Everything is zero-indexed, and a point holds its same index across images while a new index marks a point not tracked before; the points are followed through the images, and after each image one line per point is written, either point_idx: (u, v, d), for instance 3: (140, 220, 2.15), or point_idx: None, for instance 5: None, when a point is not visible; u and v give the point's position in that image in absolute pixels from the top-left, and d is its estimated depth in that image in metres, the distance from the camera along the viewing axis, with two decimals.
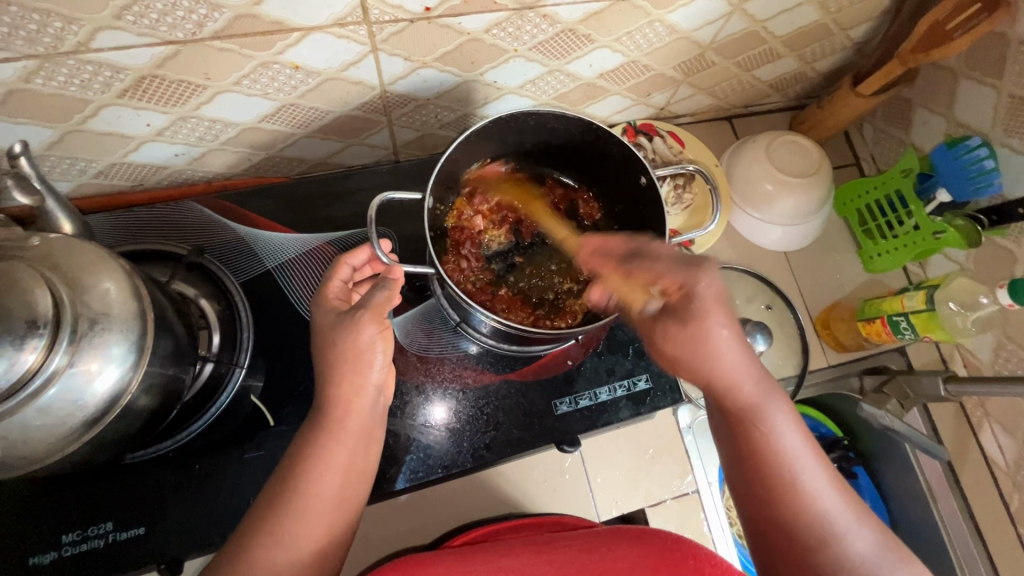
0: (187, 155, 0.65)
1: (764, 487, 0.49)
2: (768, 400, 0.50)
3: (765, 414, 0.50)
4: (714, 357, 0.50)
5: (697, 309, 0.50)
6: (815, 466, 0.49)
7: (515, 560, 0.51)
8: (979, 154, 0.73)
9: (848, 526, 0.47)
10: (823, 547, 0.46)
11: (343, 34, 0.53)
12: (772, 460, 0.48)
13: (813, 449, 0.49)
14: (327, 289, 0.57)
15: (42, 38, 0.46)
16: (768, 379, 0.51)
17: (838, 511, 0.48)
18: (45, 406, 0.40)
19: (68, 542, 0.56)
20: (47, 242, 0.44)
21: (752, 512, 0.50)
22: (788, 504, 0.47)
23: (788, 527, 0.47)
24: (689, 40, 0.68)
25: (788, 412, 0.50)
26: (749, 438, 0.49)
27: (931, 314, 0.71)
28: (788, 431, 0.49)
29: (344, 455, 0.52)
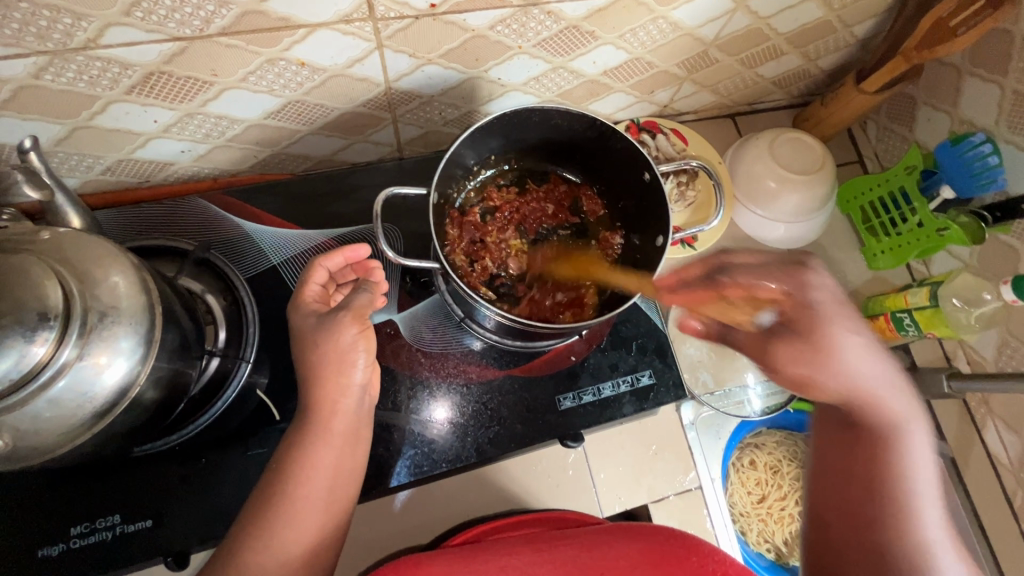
0: (193, 151, 0.66)
1: (875, 496, 0.49)
2: (910, 422, 0.51)
3: (903, 433, 0.50)
4: (854, 366, 0.52)
5: (815, 320, 0.53)
6: (931, 497, 0.49)
7: (517, 559, 0.52)
8: (983, 150, 0.73)
9: (949, 561, 0.47)
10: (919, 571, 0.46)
11: (349, 31, 0.53)
12: (891, 473, 0.49)
13: (936, 483, 0.50)
14: (304, 291, 0.57)
15: (51, 35, 0.46)
16: (914, 405, 0.52)
17: (942, 545, 0.47)
18: (56, 398, 0.41)
19: (77, 534, 0.56)
20: (56, 236, 0.45)
21: (852, 526, 0.50)
22: (894, 519, 0.48)
23: (886, 540, 0.48)
24: (692, 37, 0.68)
25: (924, 440, 0.51)
26: (870, 449, 0.50)
27: (935, 311, 0.71)
28: (919, 455, 0.50)
29: (331, 456, 0.52)
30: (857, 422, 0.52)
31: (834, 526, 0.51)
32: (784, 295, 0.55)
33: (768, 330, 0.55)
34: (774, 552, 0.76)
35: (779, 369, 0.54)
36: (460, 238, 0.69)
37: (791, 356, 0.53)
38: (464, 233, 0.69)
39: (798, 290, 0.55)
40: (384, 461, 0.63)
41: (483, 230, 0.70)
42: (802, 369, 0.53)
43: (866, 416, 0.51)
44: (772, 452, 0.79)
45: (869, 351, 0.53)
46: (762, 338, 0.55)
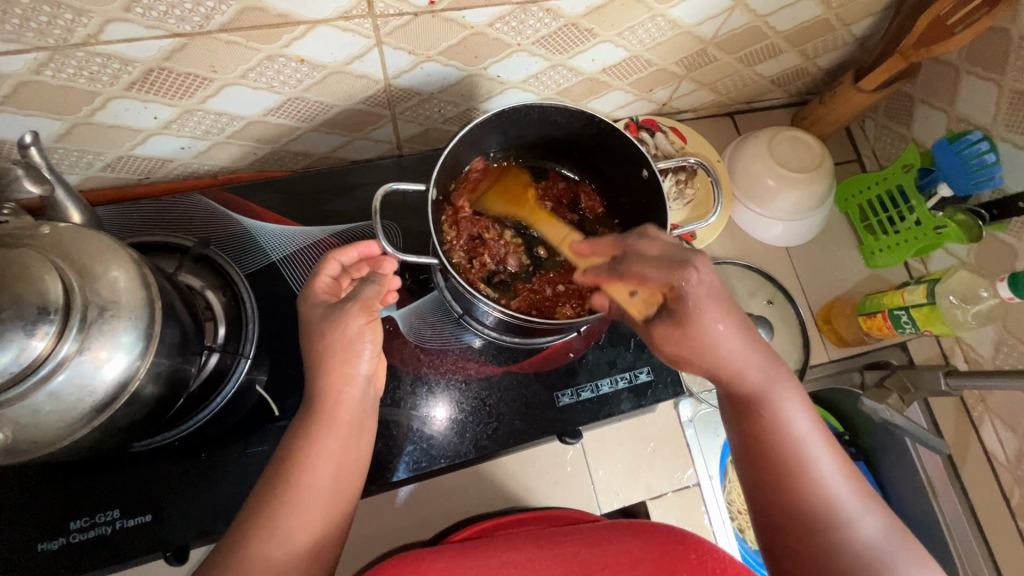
0: (193, 148, 0.66)
1: (773, 471, 0.50)
2: (778, 388, 0.51)
3: (772, 399, 0.51)
4: (724, 346, 0.51)
5: (691, 309, 0.50)
6: (823, 450, 0.50)
7: (517, 555, 0.52)
8: (979, 149, 0.72)
9: (855, 510, 0.48)
10: (828, 532, 0.48)
11: (348, 28, 0.53)
12: (780, 444, 0.50)
13: (820, 435, 0.51)
14: (315, 282, 0.57)
15: (51, 30, 0.46)
16: (778, 365, 0.52)
17: (844, 495, 0.49)
18: (55, 392, 0.41)
19: (77, 528, 0.56)
20: (56, 231, 0.45)
21: (761, 503, 0.51)
22: (798, 488, 0.49)
23: (797, 511, 0.49)
24: (691, 35, 0.68)
25: (797, 397, 0.51)
26: (757, 423, 0.51)
27: (932, 308, 0.72)
28: (797, 417, 0.51)
29: (336, 445, 0.52)
30: (736, 400, 0.52)
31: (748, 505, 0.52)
32: (666, 287, 0.51)
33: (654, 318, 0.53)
34: None
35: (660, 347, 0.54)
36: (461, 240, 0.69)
37: (665, 340, 0.53)
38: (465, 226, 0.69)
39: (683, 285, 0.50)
40: (382, 456, 0.63)
41: (484, 224, 0.70)
42: (674, 350, 0.53)
43: (737, 392, 0.52)
44: None
45: (733, 322, 0.51)
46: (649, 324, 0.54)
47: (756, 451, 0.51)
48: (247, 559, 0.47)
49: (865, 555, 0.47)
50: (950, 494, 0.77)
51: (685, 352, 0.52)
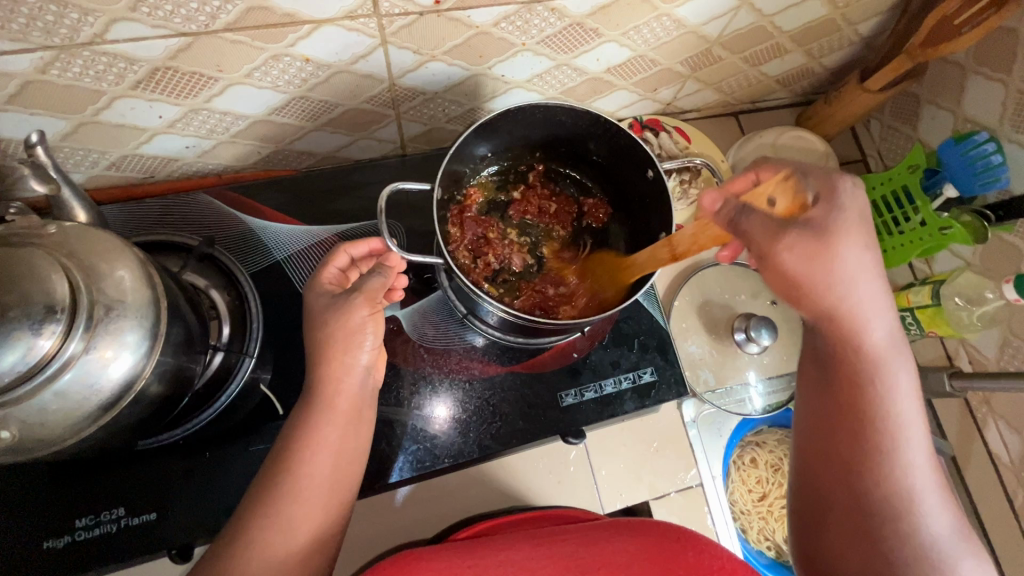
0: (198, 147, 0.66)
1: (855, 435, 0.47)
2: (892, 360, 0.47)
3: (884, 369, 0.46)
4: (859, 295, 0.45)
5: (837, 227, 0.44)
6: (918, 434, 0.46)
7: (515, 554, 0.52)
8: (987, 150, 0.71)
9: (932, 503, 0.45)
10: (897, 514, 0.45)
11: (353, 27, 0.53)
12: (875, 414, 0.46)
13: (921, 418, 0.47)
14: (322, 273, 0.57)
15: (58, 30, 0.46)
16: (898, 336, 0.47)
17: (925, 486, 0.46)
18: (62, 390, 0.41)
19: (82, 527, 0.57)
20: (62, 231, 0.45)
21: (835, 466, 0.48)
22: (877, 462, 0.46)
23: (867, 481, 0.46)
24: (696, 34, 0.68)
25: (910, 375, 0.47)
26: (856, 388, 0.47)
27: (937, 309, 0.72)
28: (904, 394, 0.46)
29: (334, 436, 0.52)
30: (838, 359, 0.48)
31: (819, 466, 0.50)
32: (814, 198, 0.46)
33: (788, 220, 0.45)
34: (774, 550, 0.76)
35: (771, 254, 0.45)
36: (463, 234, 0.69)
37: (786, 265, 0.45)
38: (466, 225, 0.69)
39: (835, 203, 0.45)
40: (385, 455, 0.64)
41: (485, 224, 0.70)
42: (801, 271, 0.45)
43: (847, 351, 0.47)
44: (773, 450, 0.80)
45: (869, 271, 0.46)
46: (777, 230, 0.44)
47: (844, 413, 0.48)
48: (251, 556, 0.47)
49: (932, 549, 0.44)
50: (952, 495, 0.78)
51: (815, 287, 0.45)
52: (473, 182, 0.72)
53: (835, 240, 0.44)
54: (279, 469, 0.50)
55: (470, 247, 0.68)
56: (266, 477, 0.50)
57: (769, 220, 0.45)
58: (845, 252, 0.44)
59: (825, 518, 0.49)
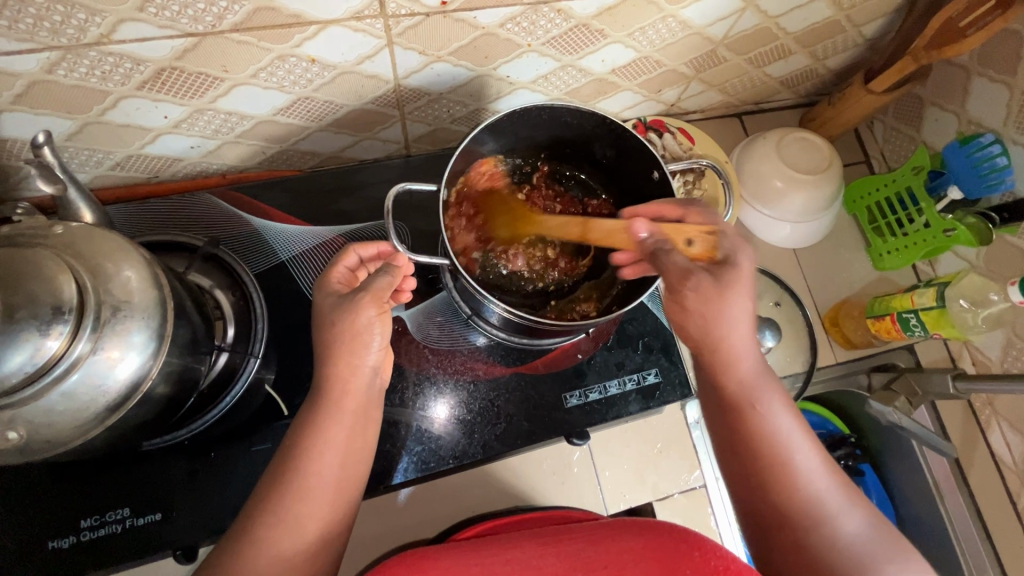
0: (203, 147, 0.66)
1: (757, 465, 0.51)
2: (765, 389, 0.53)
3: (760, 400, 0.52)
4: (736, 331, 0.52)
5: (731, 273, 0.52)
6: (807, 449, 0.51)
7: (520, 552, 0.52)
8: (991, 151, 0.73)
9: (839, 507, 0.50)
10: (813, 527, 0.49)
11: (359, 28, 0.53)
12: (766, 442, 0.51)
13: (808, 436, 0.52)
14: (330, 273, 0.58)
15: (65, 30, 0.46)
16: (765, 366, 0.54)
17: (830, 493, 0.50)
18: (69, 391, 0.41)
19: (87, 527, 0.57)
20: (68, 231, 0.45)
21: (747, 493, 0.53)
22: (783, 482, 0.50)
23: (778, 506, 0.50)
24: (701, 35, 0.68)
25: (783, 399, 0.53)
26: (743, 418, 0.52)
27: (942, 311, 0.72)
28: (783, 416, 0.52)
29: (343, 433, 0.52)
30: (725, 395, 0.54)
31: (734, 495, 0.54)
32: (725, 252, 0.53)
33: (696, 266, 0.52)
34: None
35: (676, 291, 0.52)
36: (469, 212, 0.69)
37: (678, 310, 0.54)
38: (469, 206, 0.69)
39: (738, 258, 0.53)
40: (390, 456, 0.64)
41: (490, 210, 0.70)
42: (698, 312, 0.52)
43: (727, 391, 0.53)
44: None
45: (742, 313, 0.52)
46: (684, 275, 0.52)
47: (740, 448, 0.52)
48: (257, 554, 0.47)
49: (848, 550, 0.48)
50: (955, 499, 0.77)
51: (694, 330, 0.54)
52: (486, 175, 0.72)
53: (726, 287, 0.51)
54: (285, 469, 0.50)
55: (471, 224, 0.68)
56: (272, 477, 0.50)
57: (686, 263, 0.52)
58: (736, 297, 0.52)
59: (755, 540, 0.52)
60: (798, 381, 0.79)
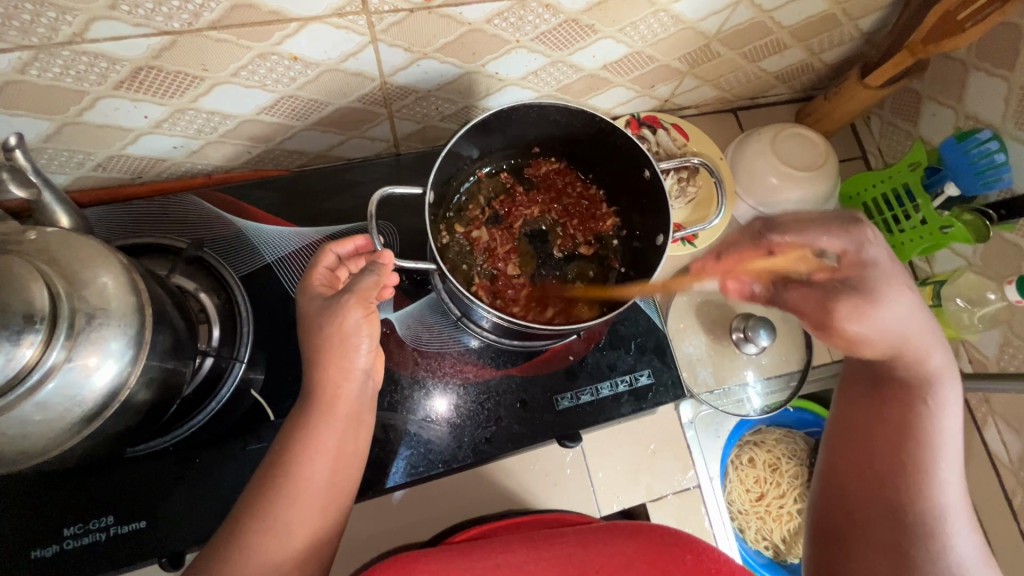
0: (186, 147, 0.64)
1: (894, 446, 0.50)
2: (943, 382, 0.51)
3: (929, 389, 0.50)
4: (896, 315, 0.50)
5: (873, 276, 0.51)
6: (954, 457, 0.49)
7: (512, 556, 0.51)
8: (989, 148, 0.71)
9: (959, 524, 0.47)
10: (930, 536, 0.47)
11: (342, 24, 0.52)
12: (926, 428, 0.49)
13: (960, 446, 0.50)
14: (311, 275, 0.56)
15: (36, 29, 0.45)
16: (949, 359, 0.52)
17: (956, 504, 0.48)
18: (43, 402, 0.40)
19: (70, 535, 0.56)
20: (43, 236, 0.44)
21: (867, 466, 0.51)
22: (912, 468, 0.49)
23: (899, 490, 0.49)
24: (694, 30, 0.67)
25: (956, 402, 0.51)
26: (907, 401, 0.50)
27: (939, 310, 0.73)
28: (949, 415, 0.50)
29: (334, 438, 0.51)
30: (890, 369, 0.52)
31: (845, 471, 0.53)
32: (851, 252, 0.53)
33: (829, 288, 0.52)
34: (772, 550, 0.76)
35: (831, 328, 0.52)
36: (473, 205, 0.71)
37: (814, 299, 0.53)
38: (484, 196, 0.72)
39: (860, 248, 0.53)
40: (379, 461, 0.63)
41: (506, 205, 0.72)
42: (824, 312, 0.52)
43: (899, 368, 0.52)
44: (771, 449, 0.80)
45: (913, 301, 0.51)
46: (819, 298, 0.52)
47: (888, 426, 0.51)
48: (249, 555, 0.46)
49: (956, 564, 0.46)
50: None
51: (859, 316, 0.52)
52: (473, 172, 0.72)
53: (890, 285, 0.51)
54: (275, 471, 0.49)
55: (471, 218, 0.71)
56: (262, 479, 0.49)
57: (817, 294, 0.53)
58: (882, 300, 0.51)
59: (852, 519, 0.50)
60: (794, 380, 0.76)
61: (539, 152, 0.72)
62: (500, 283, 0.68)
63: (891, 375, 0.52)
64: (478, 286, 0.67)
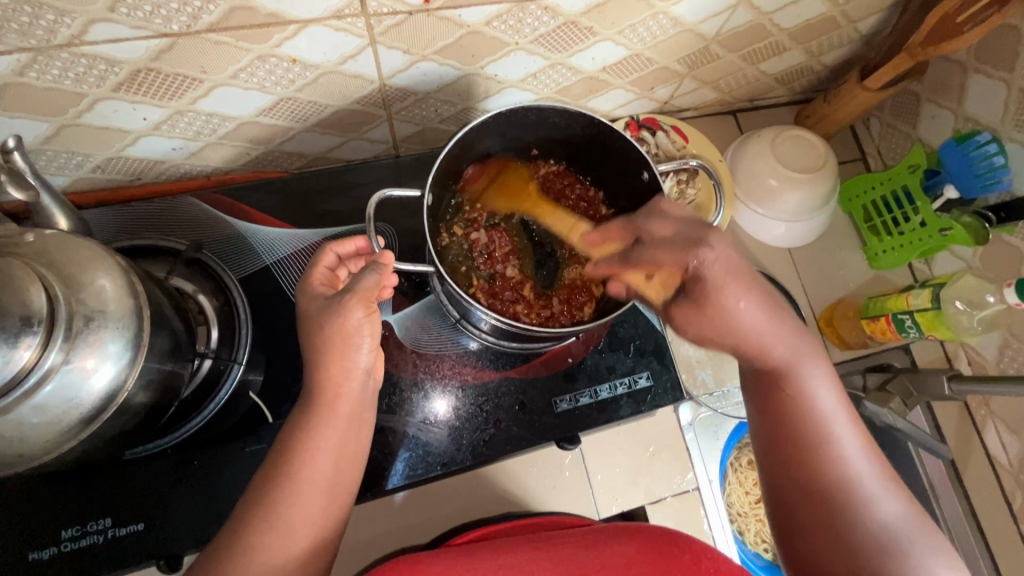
0: (185, 149, 0.64)
1: (790, 443, 0.50)
2: (806, 364, 0.50)
3: (801, 372, 0.50)
4: (747, 315, 0.48)
5: (708, 288, 0.48)
6: (847, 427, 0.49)
7: (514, 558, 0.51)
8: (988, 150, 0.71)
9: (877, 492, 0.48)
10: (850, 514, 0.47)
11: (341, 27, 0.52)
12: (808, 417, 0.49)
13: (845, 414, 0.50)
14: (311, 274, 0.56)
15: (34, 31, 0.45)
16: (804, 335, 0.51)
17: (866, 473, 0.48)
18: (41, 404, 0.40)
19: (68, 537, 0.56)
20: (41, 239, 0.44)
21: (775, 469, 0.51)
22: (813, 459, 0.49)
23: (813, 487, 0.48)
24: (694, 32, 0.67)
25: (825, 372, 0.50)
26: (783, 395, 0.50)
27: (937, 313, 0.70)
28: (823, 390, 0.50)
29: (336, 437, 0.51)
30: (758, 368, 0.51)
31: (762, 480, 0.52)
32: (679, 269, 0.49)
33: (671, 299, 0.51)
34: (771, 553, 0.75)
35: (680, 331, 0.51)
36: (474, 207, 0.71)
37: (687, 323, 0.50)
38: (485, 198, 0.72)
39: (696, 264, 0.48)
40: (378, 463, 0.63)
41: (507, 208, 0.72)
42: (697, 331, 0.50)
43: (765, 366, 0.50)
44: None
45: (749, 295, 0.48)
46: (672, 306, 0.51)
47: (779, 426, 0.50)
48: (249, 557, 0.46)
49: (884, 536, 0.46)
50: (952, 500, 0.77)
51: (712, 331, 0.49)
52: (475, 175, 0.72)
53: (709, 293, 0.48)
54: (275, 473, 0.49)
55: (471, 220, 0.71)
56: (262, 482, 0.49)
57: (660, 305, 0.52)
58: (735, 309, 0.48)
59: (781, 526, 0.51)
60: None
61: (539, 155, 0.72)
62: (499, 286, 0.68)
63: (765, 372, 0.51)
64: (478, 289, 0.68)
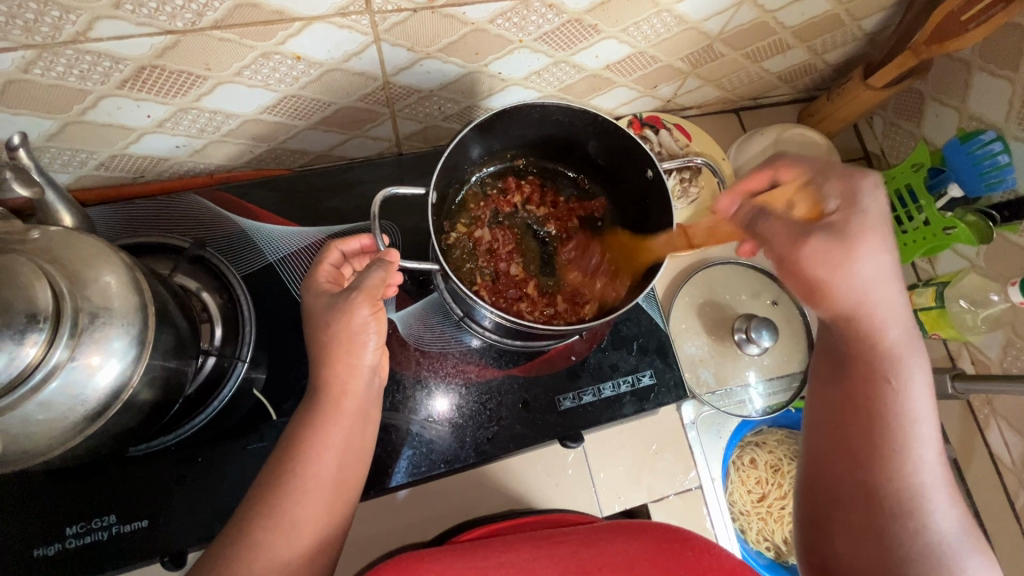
0: (189, 147, 0.64)
1: (866, 434, 0.48)
2: (908, 357, 0.48)
3: (903, 363, 0.47)
4: (871, 276, 0.46)
5: (854, 226, 0.46)
6: (931, 431, 0.47)
7: (516, 555, 0.51)
8: (993, 149, 0.71)
9: (939, 501, 0.46)
10: (906, 518, 0.45)
11: (345, 24, 0.52)
12: (895, 411, 0.47)
13: (935, 419, 0.47)
14: (316, 271, 0.56)
15: (39, 28, 0.45)
16: (912, 329, 0.49)
17: (933, 481, 0.46)
18: (46, 401, 0.40)
19: (72, 534, 0.56)
20: (46, 236, 0.44)
21: (840, 458, 0.49)
22: (885, 456, 0.46)
23: (876, 484, 0.47)
24: (697, 30, 0.67)
25: (924, 373, 0.48)
26: (873, 386, 0.48)
27: (941, 312, 0.72)
28: (921, 389, 0.47)
29: (341, 435, 0.51)
30: (853, 352, 0.49)
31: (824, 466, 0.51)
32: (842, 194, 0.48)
33: (812, 225, 0.47)
34: (773, 551, 0.76)
35: (800, 264, 0.47)
36: (476, 206, 0.71)
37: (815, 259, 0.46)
38: (488, 197, 0.72)
39: (857, 192, 0.47)
40: (381, 460, 0.63)
41: (510, 207, 0.72)
42: (821, 272, 0.46)
43: (864, 350, 0.48)
44: (773, 450, 0.79)
45: (888, 258, 0.46)
46: (801, 235, 0.47)
47: (860, 415, 0.48)
48: (255, 553, 0.46)
49: (941, 547, 0.45)
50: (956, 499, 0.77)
51: (838, 284, 0.46)
52: (479, 174, 0.72)
53: (858, 231, 0.46)
54: (280, 470, 0.49)
55: (474, 219, 0.71)
56: (266, 479, 0.49)
57: (794, 227, 0.47)
58: (869, 253, 0.46)
59: (831, 515, 0.49)
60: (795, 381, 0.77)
61: (542, 154, 0.73)
62: (502, 285, 0.68)
63: (857, 358, 0.49)
64: (481, 286, 0.67)
